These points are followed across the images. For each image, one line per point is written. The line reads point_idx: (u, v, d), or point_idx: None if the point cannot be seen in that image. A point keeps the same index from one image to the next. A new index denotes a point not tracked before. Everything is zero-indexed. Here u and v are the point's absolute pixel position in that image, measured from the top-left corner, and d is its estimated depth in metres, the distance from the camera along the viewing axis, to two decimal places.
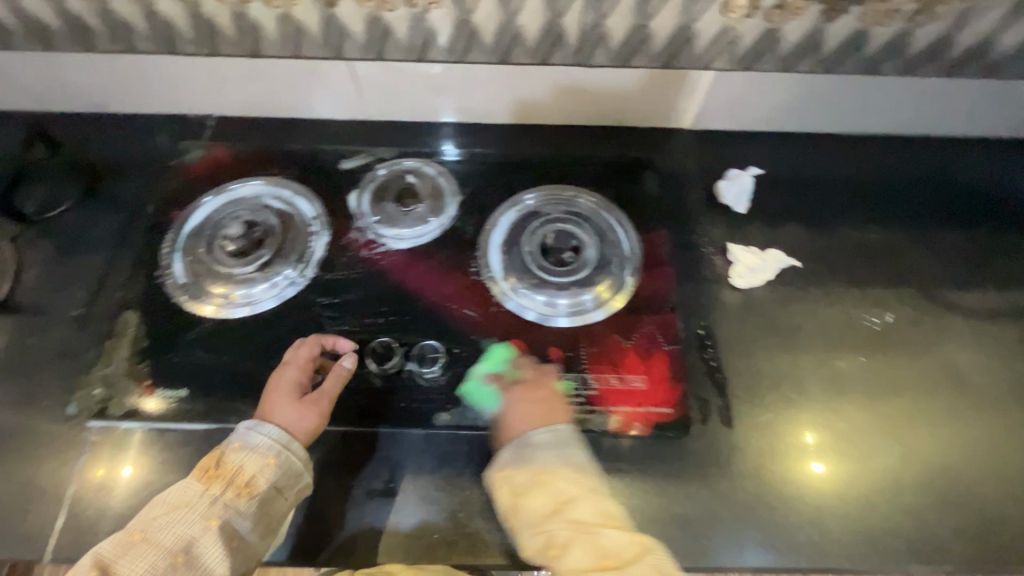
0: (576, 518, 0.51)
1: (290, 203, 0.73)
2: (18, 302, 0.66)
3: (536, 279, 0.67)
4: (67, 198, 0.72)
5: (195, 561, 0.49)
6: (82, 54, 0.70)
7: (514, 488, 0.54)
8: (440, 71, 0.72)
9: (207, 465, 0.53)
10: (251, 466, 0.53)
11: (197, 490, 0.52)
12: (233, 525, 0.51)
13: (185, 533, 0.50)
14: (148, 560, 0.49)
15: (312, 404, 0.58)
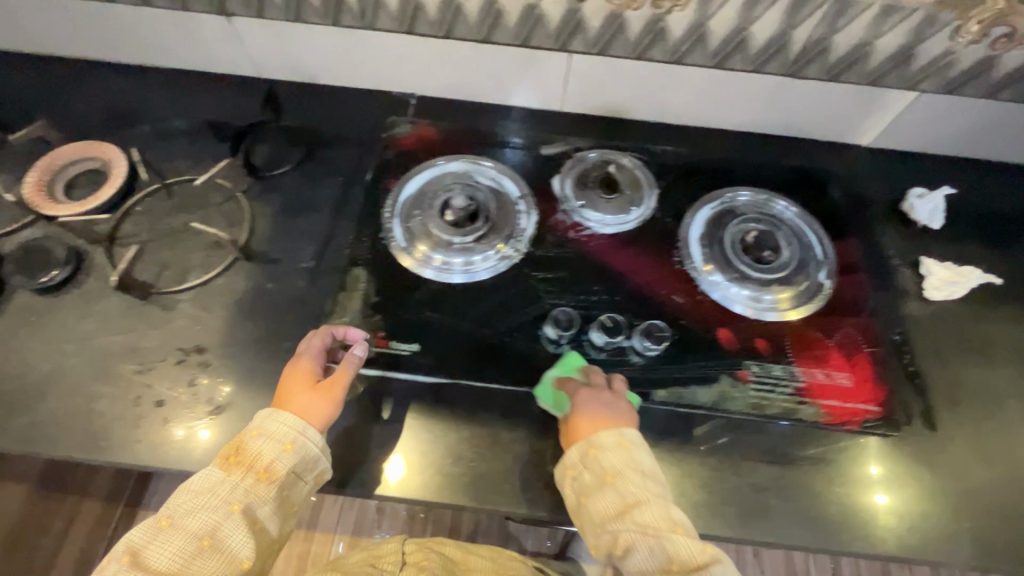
0: (634, 533, 0.51)
1: (498, 181, 0.77)
2: (255, 250, 0.71)
3: (740, 273, 0.70)
4: (290, 159, 0.77)
5: (223, 545, 0.51)
6: (325, 27, 0.75)
7: (586, 494, 0.55)
8: (651, 71, 0.76)
9: (229, 453, 0.55)
10: (269, 452, 0.55)
11: (220, 477, 0.54)
12: (254, 510, 0.53)
13: (209, 519, 0.51)
14: (174, 545, 0.51)
15: (324, 392, 0.59)
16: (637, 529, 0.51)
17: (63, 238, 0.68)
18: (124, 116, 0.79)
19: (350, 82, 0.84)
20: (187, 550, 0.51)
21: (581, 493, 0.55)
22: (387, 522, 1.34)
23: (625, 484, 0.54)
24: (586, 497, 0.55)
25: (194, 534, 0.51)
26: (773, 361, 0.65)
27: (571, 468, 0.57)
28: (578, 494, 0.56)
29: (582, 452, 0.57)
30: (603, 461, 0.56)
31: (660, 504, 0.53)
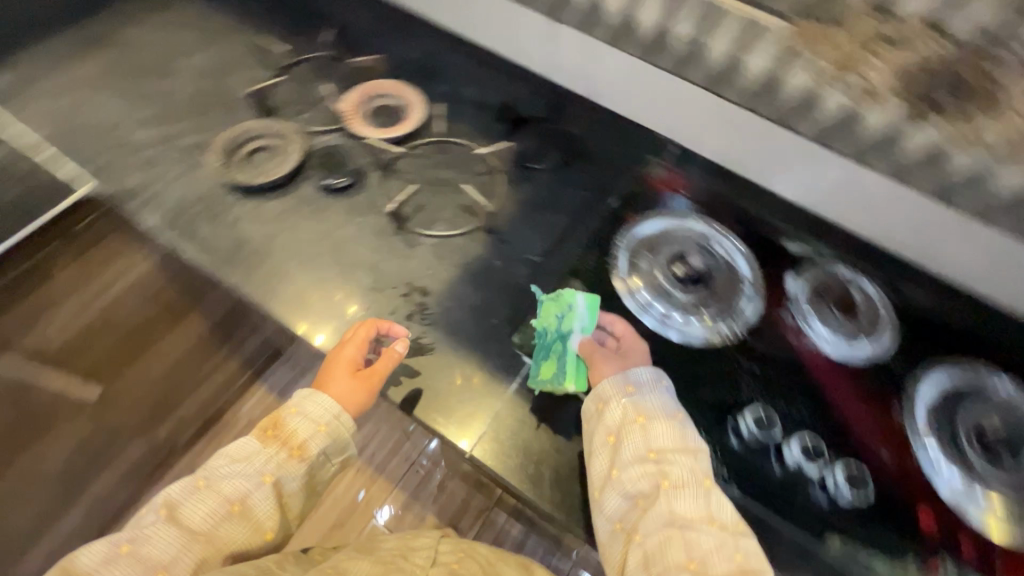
0: (681, 493, 0.55)
1: (732, 256, 0.75)
2: (494, 225, 0.76)
3: (965, 459, 0.62)
4: (550, 159, 0.83)
5: (249, 512, 0.58)
6: (615, 54, 0.77)
7: (660, 451, 0.58)
8: (944, 217, 0.64)
9: (268, 426, 0.63)
10: (301, 430, 0.62)
11: (255, 447, 0.61)
12: (284, 482, 0.60)
13: (242, 486, 0.59)
14: (209, 504, 0.58)
15: (364, 381, 0.63)
16: (689, 492, 0.55)
17: (354, 156, 0.79)
18: (429, 71, 0.89)
19: (612, 103, 0.83)
20: (219, 510, 0.58)
21: (649, 443, 0.58)
22: (442, 500, 1.37)
23: (687, 452, 0.58)
24: (659, 454, 0.58)
25: (228, 500, 0.58)
26: (973, 570, 0.57)
27: (643, 419, 0.59)
28: (642, 449, 0.58)
29: (637, 406, 0.60)
30: (655, 412, 0.60)
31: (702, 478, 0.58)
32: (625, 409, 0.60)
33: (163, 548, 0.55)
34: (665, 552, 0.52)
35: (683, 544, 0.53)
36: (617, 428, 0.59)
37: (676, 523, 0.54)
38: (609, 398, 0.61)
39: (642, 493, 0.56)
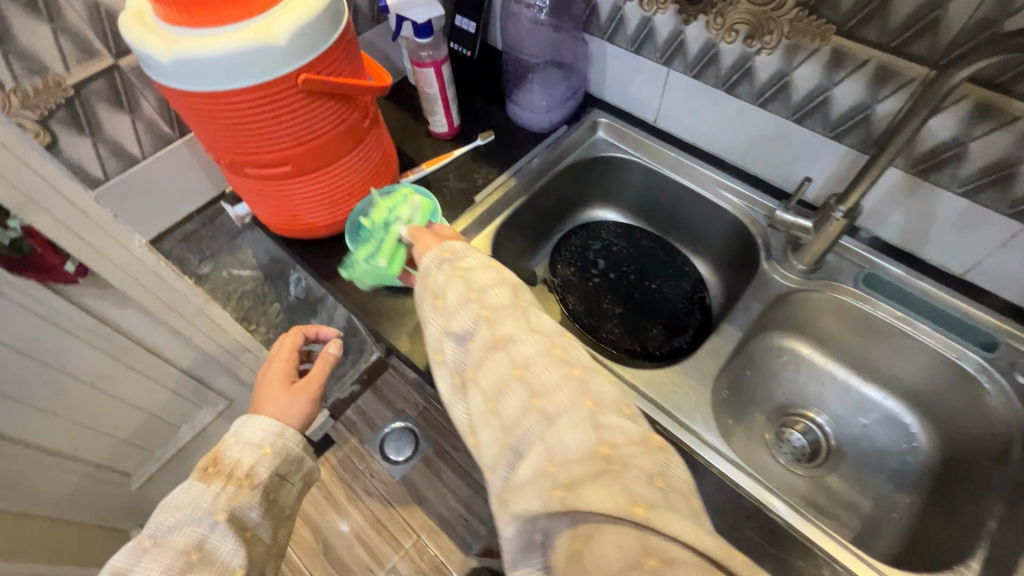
0: (535, 379, 0.44)
1: None
2: None
3: None
4: None
5: (210, 557, 0.53)
6: None
7: (481, 289, 0.51)
8: None
9: (208, 464, 0.61)
10: (255, 442, 0.63)
11: (201, 486, 0.58)
12: (243, 516, 0.57)
13: (195, 532, 0.54)
14: (160, 562, 0.52)
15: (302, 388, 0.70)
16: (530, 348, 0.46)
17: None
18: None
19: None
20: (182, 552, 0.53)
21: (469, 286, 0.51)
22: None
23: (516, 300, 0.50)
24: (479, 292, 0.51)
25: (182, 562, 0.52)
26: None
27: (462, 272, 0.53)
28: (466, 288, 0.51)
29: (456, 263, 0.54)
30: (475, 266, 0.53)
31: (506, 301, 0.50)
32: (447, 281, 0.53)
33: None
34: (520, 433, 0.42)
35: (543, 420, 0.42)
36: (440, 285, 0.53)
37: (519, 376, 0.44)
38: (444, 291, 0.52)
39: (486, 339, 0.47)
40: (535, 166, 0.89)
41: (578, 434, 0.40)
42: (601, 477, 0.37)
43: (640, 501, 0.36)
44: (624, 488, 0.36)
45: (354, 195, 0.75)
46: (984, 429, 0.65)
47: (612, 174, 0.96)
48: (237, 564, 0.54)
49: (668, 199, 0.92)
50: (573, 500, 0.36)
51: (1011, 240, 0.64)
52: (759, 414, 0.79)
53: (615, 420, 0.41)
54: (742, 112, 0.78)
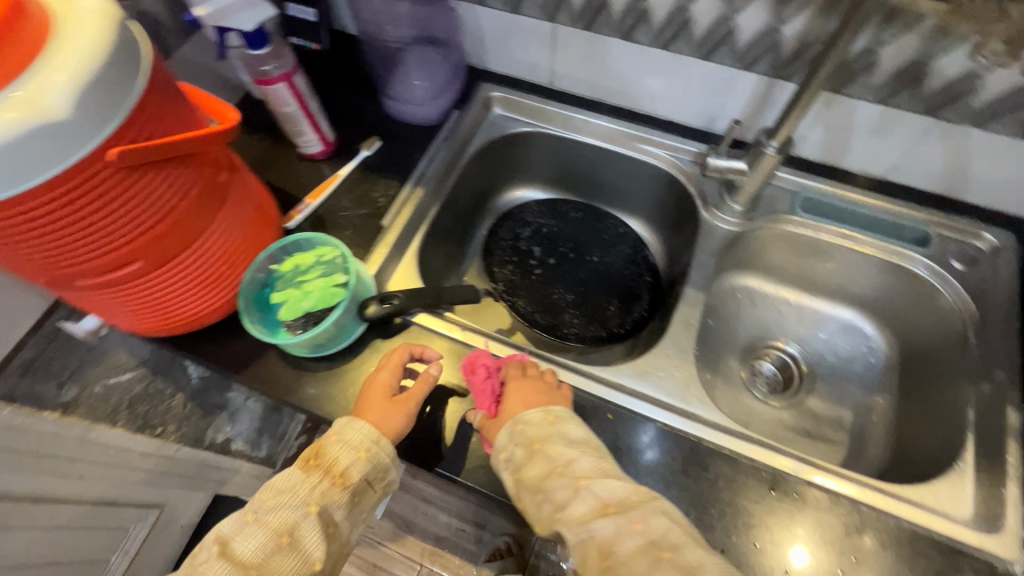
0: (625, 569, 0.45)
1: None
2: None
3: None
4: None
5: (299, 544, 0.50)
6: None
7: (541, 479, 0.50)
8: None
9: (309, 455, 0.54)
10: (355, 443, 0.54)
11: (299, 476, 0.52)
12: (330, 512, 0.52)
13: (286, 517, 0.50)
14: (256, 538, 0.50)
15: (401, 404, 0.56)
16: (610, 529, 0.47)
17: None
18: None
19: None
20: (275, 536, 0.50)
21: (526, 472, 0.51)
22: None
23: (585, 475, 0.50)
24: (539, 482, 0.50)
25: (274, 549, 0.49)
26: None
27: (508, 462, 0.53)
28: (529, 479, 0.51)
29: (510, 465, 0.53)
30: (531, 423, 0.54)
31: (570, 485, 0.49)
32: (504, 456, 0.53)
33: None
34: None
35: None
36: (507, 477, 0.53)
37: (609, 565, 0.45)
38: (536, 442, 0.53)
39: (579, 522, 0.48)
40: (438, 166, 0.77)
41: None
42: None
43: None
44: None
45: (254, 256, 0.62)
46: (935, 320, 0.68)
47: (521, 152, 0.86)
48: (318, 559, 0.50)
49: (587, 165, 0.85)
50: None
51: (925, 135, 0.65)
52: (731, 358, 0.78)
53: None
54: (646, 57, 0.72)
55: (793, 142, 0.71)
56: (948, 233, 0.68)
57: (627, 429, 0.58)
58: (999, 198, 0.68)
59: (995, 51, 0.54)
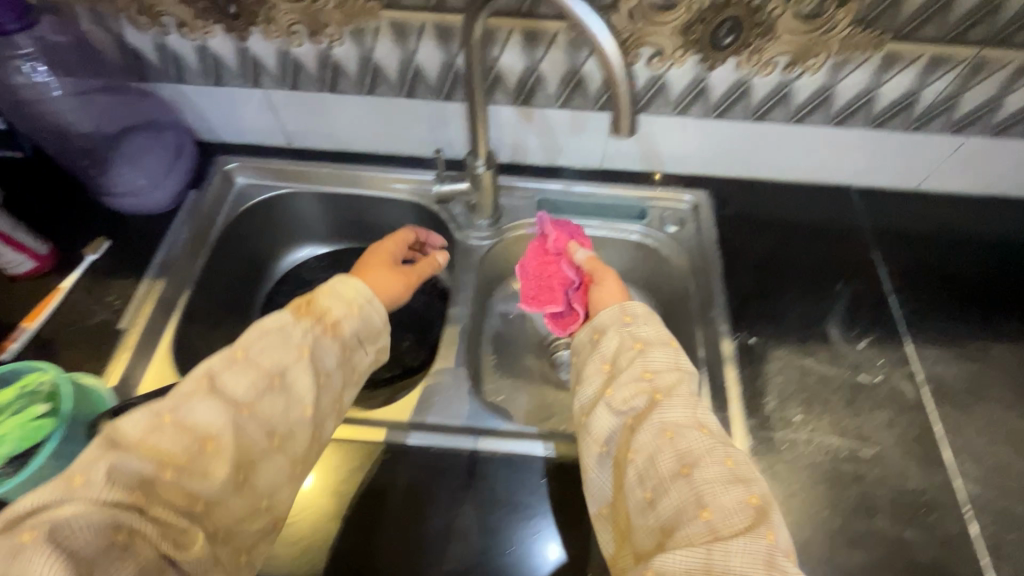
0: (703, 476, 0.45)
1: None
2: None
3: None
4: None
5: (292, 384, 0.45)
6: None
7: (653, 369, 0.54)
8: None
9: (299, 305, 0.49)
10: (332, 309, 0.50)
11: (288, 318, 0.47)
12: (322, 358, 0.48)
13: (276, 359, 0.45)
14: (243, 379, 0.43)
15: (403, 275, 0.59)
16: (702, 443, 0.48)
17: None
18: None
19: None
20: (260, 384, 0.43)
21: (645, 365, 0.55)
22: None
23: (681, 386, 0.53)
24: (651, 373, 0.54)
25: (259, 386, 0.43)
26: None
27: (639, 344, 0.56)
28: (640, 367, 0.54)
29: (645, 359, 0.55)
30: (652, 340, 0.57)
31: (680, 392, 0.52)
32: (627, 373, 0.54)
33: (207, 417, 0.41)
34: (663, 497, 0.45)
35: (693, 493, 0.45)
36: (612, 357, 0.57)
37: (687, 471, 0.46)
38: (609, 325, 0.60)
39: (633, 412, 0.52)
40: (177, 254, 0.73)
41: (740, 524, 0.42)
42: (749, 539, 0.41)
43: (773, 552, 0.40)
44: (766, 557, 0.40)
45: None
46: (668, 281, 0.77)
47: (284, 213, 0.84)
48: (309, 402, 0.46)
49: (352, 214, 0.84)
50: (719, 566, 0.40)
51: (609, 127, 0.74)
52: (529, 356, 0.81)
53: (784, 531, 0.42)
54: (358, 105, 0.74)
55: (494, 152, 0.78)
56: (659, 204, 0.79)
57: (404, 464, 0.58)
58: (686, 164, 0.80)
59: (620, 53, 0.64)
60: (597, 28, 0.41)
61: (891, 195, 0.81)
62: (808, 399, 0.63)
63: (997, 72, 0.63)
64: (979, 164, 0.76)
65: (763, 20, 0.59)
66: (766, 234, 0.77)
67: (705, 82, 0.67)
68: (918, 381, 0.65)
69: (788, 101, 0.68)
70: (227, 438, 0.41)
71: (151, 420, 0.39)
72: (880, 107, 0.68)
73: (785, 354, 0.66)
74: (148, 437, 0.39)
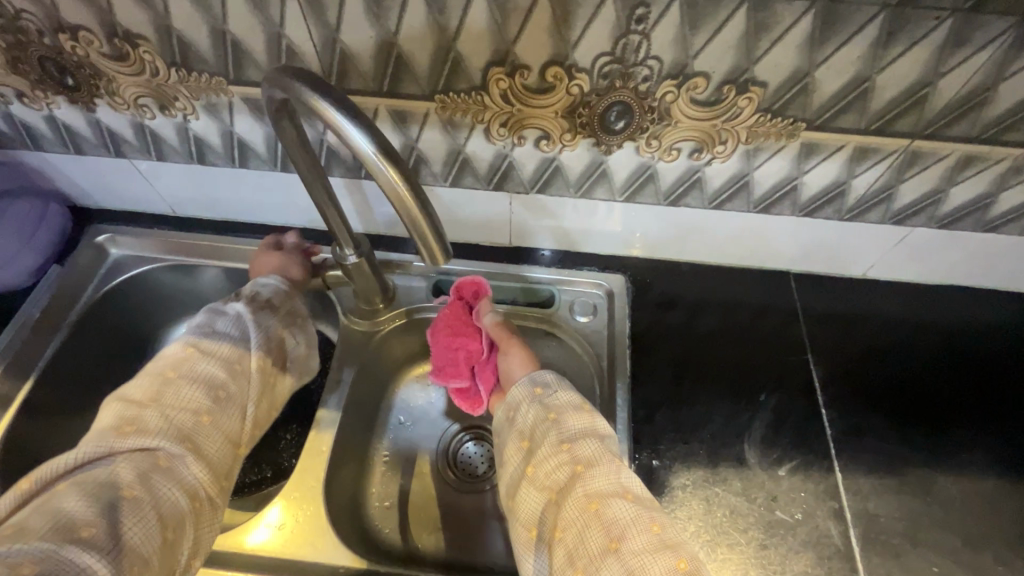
0: (633, 559, 0.40)
1: None
2: None
3: None
4: None
5: (188, 457, 0.44)
6: None
7: (571, 438, 0.50)
8: None
9: (166, 369, 0.47)
10: (205, 372, 0.48)
11: (155, 389, 0.46)
12: (219, 426, 0.47)
13: (164, 430, 0.43)
14: (124, 462, 0.41)
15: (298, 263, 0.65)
16: (628, 512, 0.43)
17: None
18: None
19: None
20: (229, 363, 0.50)
21: (561, 434, 0.50)
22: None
23: (604, 459, 0.48)
24: (570, 442, 0.50)
25: (209, 395, 0.47)
26: None
27: (555, 414, 0.52)
28: (556, 437, 0.50)
29: (560, 428, 0.51)
30: (565, 406, 0.53)
31: (601, 459, 0.48)
32: (543, 445, 0.50)
33: (193, 393, 0.46)
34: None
35: (622, 568, 0.40)
36: (527, 430, 0.53)
37: (614, 548, 0.41)
38: (517, 403, 0.55)
39: (559, 488, 0.47)
40: (25, 340, 0.65)
41: None
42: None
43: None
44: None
45: None
46: (578, 379, 0.68)
47: (179, 290, 0.76)
48: (252, 410, 0.50)
49: None
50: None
51: (510, 207, 0.66)
52: (424, 457, 0.72)
53: None
54: (234, 177, 0.67)
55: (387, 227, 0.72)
56: (571, 290, 0.70)
57: None
58: (604, 245, 0.71)
59: (502, 135, 0.56)
60: (373, 152, 0.35)
61: (836, 283, 0.71)
62: (712, 542, 0.54)
63: (937, 162, 0.54)
64: (932, 255, 0.66)
65: (655, 105, 0.52)
66: (688, 328, 0.68)
67: (604, 166, 0.59)
68: (847, 521, 0.55)
69: (701, 187, 0.60)
70: (212, 408, 0.47)
71: (137, 402, 0.45)
72: (806, 195, 0.59)
73: (691, 482, 0.57)
74: (142, 420, 0.43)
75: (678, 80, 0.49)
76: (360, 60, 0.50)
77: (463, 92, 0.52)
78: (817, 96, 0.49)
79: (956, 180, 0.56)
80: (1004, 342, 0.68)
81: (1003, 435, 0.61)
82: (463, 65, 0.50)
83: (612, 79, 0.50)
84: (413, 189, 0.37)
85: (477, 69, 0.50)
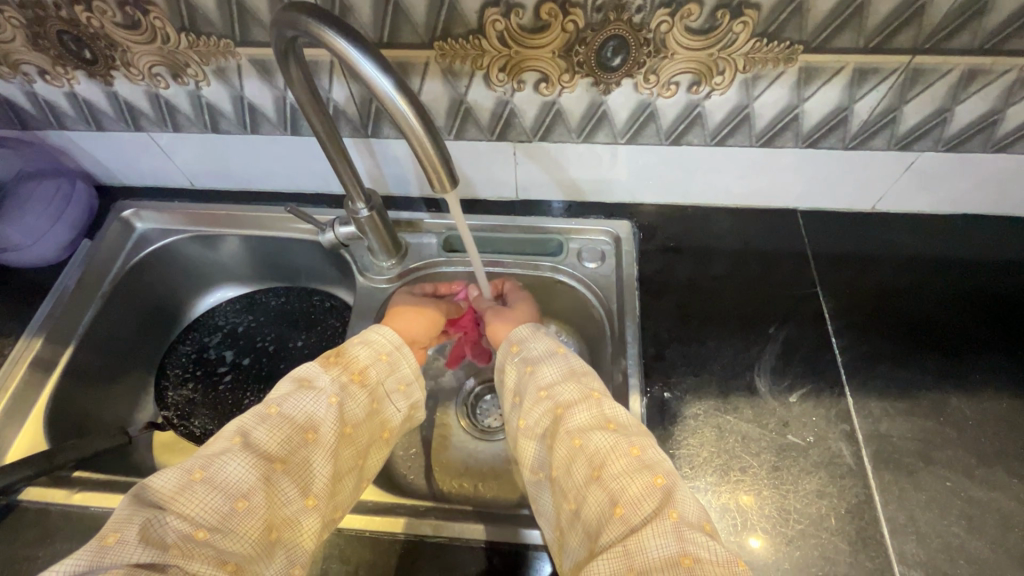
0: (615, 482, 0.42)
1: None
2: None
3: None
4: None
5: (324, 438, 0.47)
6: None
7: (548, 386, 0.50)
8: None
9: (329, 352, 0.52)
10: (359, 362, 0.53)
11: (316, 367, 0.50)
12: (348, 407, 0.50)
13: (310, 408, 0.47)
14: (279, 433, 0.45)
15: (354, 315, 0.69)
16: (608, 441, 0.45)
17: None
18: None
19: None
20: (293, 441, 0.46)
21: (537, 383, 0.51)
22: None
23: (582, 396, 0.49)
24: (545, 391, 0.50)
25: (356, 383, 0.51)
26: None
27: (533, 367, 0.53)
28: (534, 389, 0.51)
29: (540, 378, 0.51)
30: (542, 355, 0.53)
31: (575, 394, 0.49)
32: (528, 396, 0.51)
33: (238, 475, 0.42)
34: (584, 504, 0.43)
35: (606, 493, 0.42)
36: (517, 388, 0.53)
37: (598, 475, 0.43)
38: (503, 363, 0.56)
39: (548, 432, 0.48)
40: (65, 307, 0.69)
41: (655, 542, 0.38)
42: (655, 525, 0.39)
43: (682, 528, 0.39)
44: (676, 538, 0.39)
45: None
46: (590, 324, 0.70)
47: (201, 261, 0.79)
48: (389, 397, 0.54)
49: (270, 260, 0.79)
50: (638, 557, 0.38)
51: (514, 158, 0.67)
52: (443, 407, 0.75)
53: (686, 497, 0.42)
54: (247, 144, 0.69)
55: (397, 184, 0.74)
56: (579, 239, 0.72)
57: None
58: (609, 192, 0.72)
59: (501, 80, 0.57)
60: (386, 84, 0.37)
61: (843, 219, 0.72)
62: (725, 466, 0.55)
63: (940, 79, 0.54)
64: (941, 181, 0.66)
65: (651, 37, 0.52)
66: (696, 268, 0.69)
67: (604, 107, 0.59)
68: (858, 442, 0.56)
69: (703, 123, 0.60)
70: (258, 497, 0.42)
71: (302, 381, 0.49)
72: (809, 124, 0.59)
73: (703, 411, 0.58)
74: (179, 500, 0.41)
75: (672, 8, 0.50)
76: (359, 10, 0.52)
77: (461, 37, 0.53)
78: (812, 14, 0.49)
79: (961, 97, 0.55)
80: (1014, 265, 0.67)
81: (1020, 355, 0.61)
82: (459, 7, 0.51)
83: (607, 11, 0.51)
84: (428, 125, 0.38)
85: (472, 11, 0.51)
